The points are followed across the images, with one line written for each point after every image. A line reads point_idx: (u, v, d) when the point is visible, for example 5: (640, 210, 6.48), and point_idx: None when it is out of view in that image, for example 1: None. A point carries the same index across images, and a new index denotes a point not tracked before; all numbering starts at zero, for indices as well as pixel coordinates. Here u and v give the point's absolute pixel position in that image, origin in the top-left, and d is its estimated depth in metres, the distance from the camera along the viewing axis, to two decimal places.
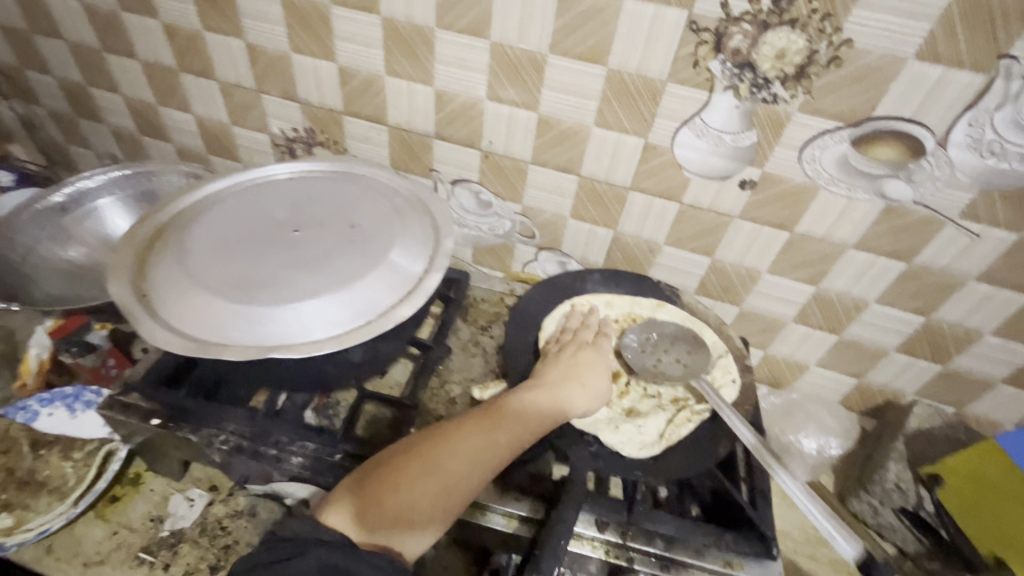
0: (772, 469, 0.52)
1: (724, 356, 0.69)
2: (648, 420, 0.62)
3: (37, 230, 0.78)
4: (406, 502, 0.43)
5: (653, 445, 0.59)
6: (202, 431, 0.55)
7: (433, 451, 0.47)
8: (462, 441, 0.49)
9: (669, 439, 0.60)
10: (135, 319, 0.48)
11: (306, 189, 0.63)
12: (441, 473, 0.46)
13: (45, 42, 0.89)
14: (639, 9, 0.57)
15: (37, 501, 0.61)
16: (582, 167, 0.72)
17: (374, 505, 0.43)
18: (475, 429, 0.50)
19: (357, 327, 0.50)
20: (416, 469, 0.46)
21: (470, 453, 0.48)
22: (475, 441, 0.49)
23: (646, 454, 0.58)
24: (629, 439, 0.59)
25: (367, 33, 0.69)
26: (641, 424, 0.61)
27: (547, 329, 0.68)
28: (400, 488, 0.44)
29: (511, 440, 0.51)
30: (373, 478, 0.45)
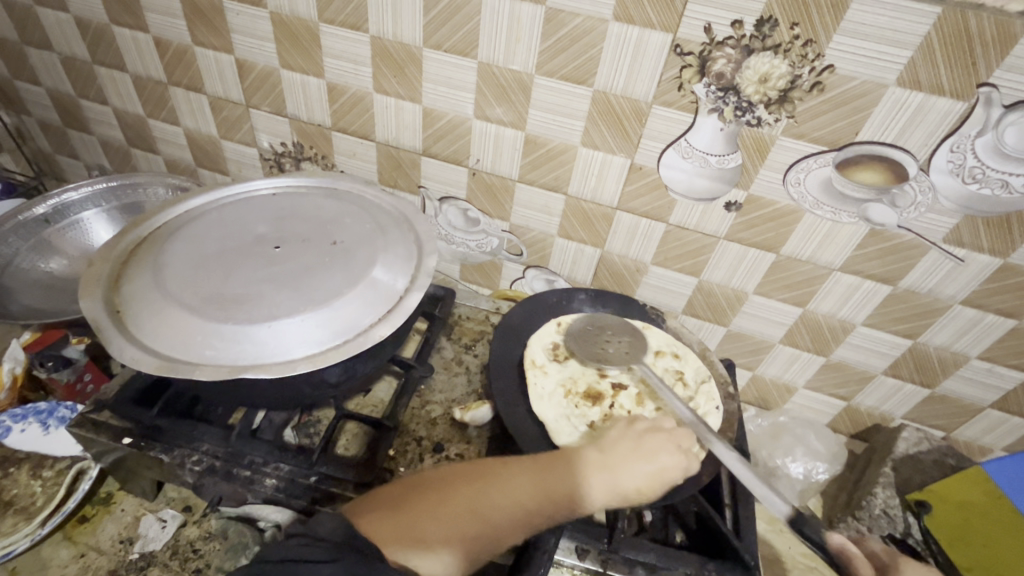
0: None
1: (706, 382, 0.67)
2: None
3: (18, 240, 0.78)
4: (437, 532, 0.43)
5: None
6: (175, 451, 0.54)
7: (484, 493, 0.46)
8: (516, 488, 0.47)
9: None
10: (106, 336, 0.47)
11: (290, 205, 0.62)
12: (482, 516, 0.45)
13: (35, 54, 0.89)
14: (623, 33, 0.57)
15: (2, 522, 0.59)
16: (569, 186, 0.72)
17: (406, 525, 0.42)
18: (531, 481, 0.48)
19: (334, 346, 0.49)
20: (456, 505, 0.45)
21: (519, 507, 0.46)
22: (528, 491, 0.47)
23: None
24: None
25: (355, 50, 0.69)
26: None
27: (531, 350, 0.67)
28: (436, 517, 0.44)
29: (568, 501, 0.47)
30: (414, 501, 0.45)
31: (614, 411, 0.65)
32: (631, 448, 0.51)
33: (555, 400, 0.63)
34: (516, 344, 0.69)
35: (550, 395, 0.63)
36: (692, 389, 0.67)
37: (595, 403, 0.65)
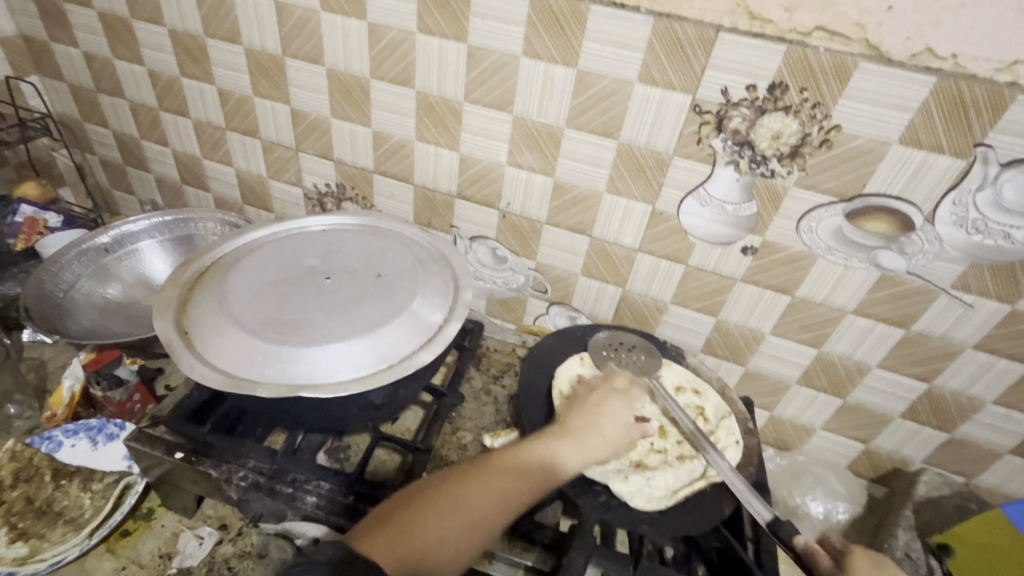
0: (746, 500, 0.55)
1: (726, 418, 0.70)
2: (657, 474, 0.63)
3: (82, 267, 0.84)
4: (433, 536, 0.45)
5: (661, 498, 0.59)
6: (223, 466, 0.57)
7: (466, 490, 0.49)
8: (489, 477, 0.51)
9: (679, 494, 0.60)
10: (175, 353, 0.52)
11: (337, 240, 0.68)
12: (469, 510, 0.48)
13: (108, 100, 0.99)
14: (647, 93, 0.63)
15: (52, 531, 0.62)
16: (594, 229, 0.77)
17: (404, 537, 0.45)
18: (501, 467, 0.52)
19: (379, 370, 0.53)
20: (442, 506, 0.48)
21: (497, 492, 0.50)
22: (504, 481, 0.50)
23: (654, 506, 0.58)
24: (638, 490, 0.59)
25: (401, 104, 0.77)
26: (650, 477, 0.62)
27: (558, 379, 0.70)
28: (428, 522, 0.46)
29: (541, 477, 0.52)
30: (402, 513, 0.47)
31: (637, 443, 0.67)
32: (581, 425, 0.58)
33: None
34: (542, 376, 0.72)
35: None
36: (712, 425, 0.69)
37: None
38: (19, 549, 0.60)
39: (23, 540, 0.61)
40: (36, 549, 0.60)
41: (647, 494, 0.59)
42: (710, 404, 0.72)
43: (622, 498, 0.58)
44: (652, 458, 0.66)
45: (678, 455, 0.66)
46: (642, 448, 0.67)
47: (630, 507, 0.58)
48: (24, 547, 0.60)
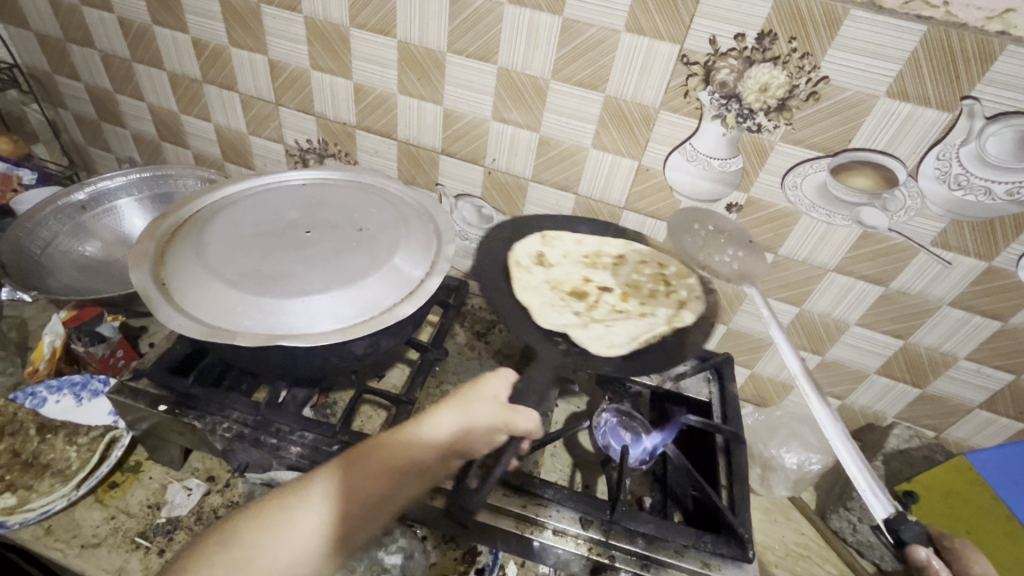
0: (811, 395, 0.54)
1: (686, 276, 0.77)
2: (616, 328, 0.71)
3: (58, 224, 0.82)
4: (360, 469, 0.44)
5: (619, 346, 0.68)
6: (207, 418, 0.58)
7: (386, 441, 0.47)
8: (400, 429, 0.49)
9: (637, 341, 0.69)
10: (152, 304, 0.51)
11: (318, 194, 0.67)
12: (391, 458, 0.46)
13: (78, 51, 0.95)
14: (635, 42, 0.62)
15: (39, 483, 0.63)
16: (579, 186, 0.77)
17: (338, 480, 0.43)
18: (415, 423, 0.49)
19: (360, 321, 0.53)
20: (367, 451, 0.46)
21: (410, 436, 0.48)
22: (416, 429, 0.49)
23: (613, 351, 0.67)
24: (595, 339, 0.68)
25: (383, 54, 0.74)
26: (608, 329, 0.71)
27: (517, 251, 0.77)
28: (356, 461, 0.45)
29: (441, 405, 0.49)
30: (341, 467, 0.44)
31: (598, 304, 0.75)
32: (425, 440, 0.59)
33: (542, 295, 0.73)
34: (502, 250, 0.78)
35: (535, 287, 0.74)
36: (673, 291, 0.76)
37: (579, 299, 0.75)
38: (8, 499, 0.61)
39: (11, 491, 0.62)
40: (24, 499, 0.61)
41: (606, 342, 0.68)
42: (671, 263, 0.78)
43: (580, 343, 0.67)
44: (611, 316, 0.73)
45: (638, 315, 0.73)
46: (603, 308, 0.75)
47: (589, 350, 0.67)
48: (11, 497, 0.61)
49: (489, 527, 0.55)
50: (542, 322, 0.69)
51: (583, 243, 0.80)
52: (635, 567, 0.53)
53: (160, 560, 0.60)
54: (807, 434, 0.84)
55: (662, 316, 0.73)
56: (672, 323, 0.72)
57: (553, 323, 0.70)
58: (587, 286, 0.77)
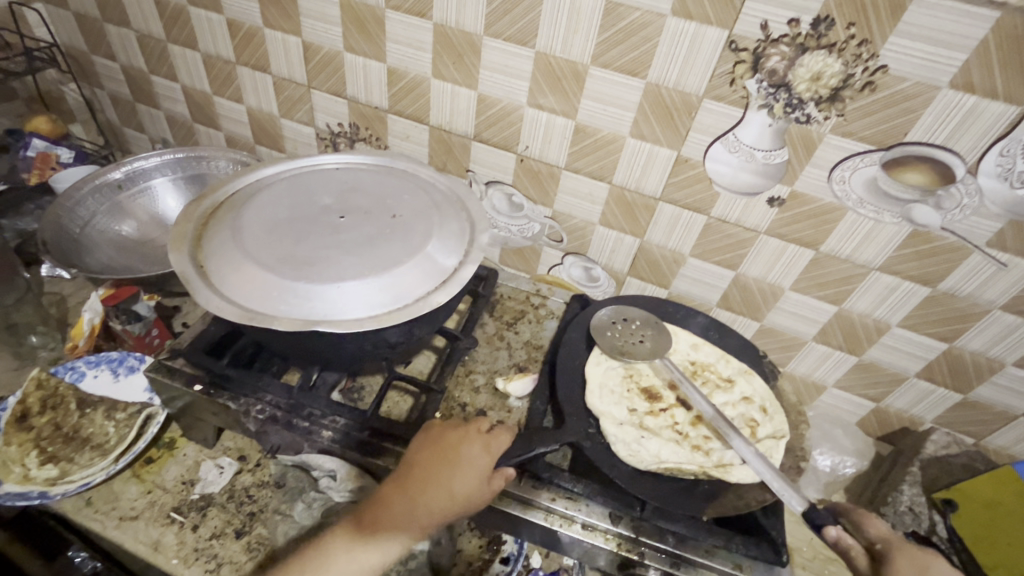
0: (728, 436, 0.55)
1: (776, 439, 0.58)
2: (655, 440, 0.56)
3: (96, 203, 0.84)
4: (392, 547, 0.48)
5: (644, 459, 0.54)
6: (240, 399, 0.58)
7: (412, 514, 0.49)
8: (423, 502, 0.49)
9: (666, 464, 0.54)
10: (192, 287, 0.51)
11: (351, 178, 0.66)
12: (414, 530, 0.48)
13: (115, 31, 0.95)
14: (681, 27, 0.59)
15: (80, 456, 0.65)
16: (614, 175, 0.75)
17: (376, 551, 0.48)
18: (433, 492, 0.49)
19: (394, 309, 0.53)
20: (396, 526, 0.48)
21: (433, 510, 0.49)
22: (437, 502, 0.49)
23: (634, 462, 0.54)
24: (623, 441, 0.55)
25: (418, 37, 0.73)
26: (646, 437, 0.56)
27: (608, 325, 0.68)
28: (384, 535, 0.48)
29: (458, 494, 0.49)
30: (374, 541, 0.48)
31: (663, 413, 0.60)
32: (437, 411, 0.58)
33: (614, 376, 0.62)
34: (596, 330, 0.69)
35: (610, 363, 0.63)
36: (760, 430, 0.59)
37: (649, 398, 0.61)
38: (51, 470, 0.63)
39: (53, 462, 0.64)
40: (66, 471, 0.63)
41: (630, 449, 0.55)
42: (771, 420, 0.60)
43: (606, 437, 0.56)
44: (670, 430, 0.58)
45: (695, 444, 0.57)
46: (664, 418, 0.60)
47: (611, 452, 0.55)
48: (53, 469, 0.63)
49: (513, 516, 0.54)
50: (589, 399, 0.59)
51: (693, 348, 0.67)
52: (665, 565, 0.52)
53: (193, 536, 0.61)
54: (839, 436, 0.85)
55: (711, 461, 0.56)
56: (716, 473, 0.54)
57: (599, 405, 0.58)
58: (667, 390, 0.63)
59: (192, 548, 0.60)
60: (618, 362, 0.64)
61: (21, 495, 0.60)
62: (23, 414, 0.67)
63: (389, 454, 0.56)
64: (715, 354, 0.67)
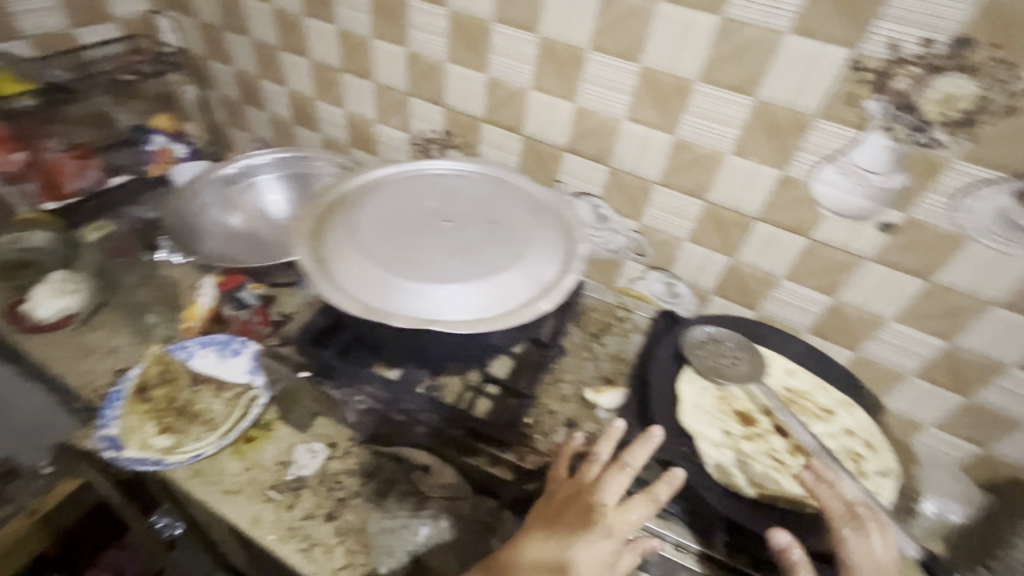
0: (833, 470, 0.53)
1: (885, 477, 0.55)
2: (753, 465, 0.55)
3: (211, 196, 0.91)
4: None
5: (743, 484, 0.53)
6: (343, 388, 0.61)
7: None
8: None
9: (767, 491, 0.53)
10: (316, 281, 0.54)
11: (453, 184, 0.69)
12: None
13: (234, 38, 1.03)
14: (801, 45, 0.59)
15: (191, 429, 0.70)
16: (710, 192, 0.74)
17: None
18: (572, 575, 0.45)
19: (501, 313, 0.54)
20: None
21: None
22: None
23: (732, 486, 0.53)
24: (721, 464, 0.55)
25: (523, 50, 0.75)
26: (744, 462, 0.56)
27: (699, 344, 0.66)
28: None
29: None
30: None
31: (760, 439, 0.59)
32: (564, 456, 0.55)
33: (707, 397, 0.61)
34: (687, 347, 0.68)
35: (703, 382, 0.62)
36: (867, 467, 0.56)
37: (744, 422, 0.60)
38: (166, 440, 0.69)
39: (168, 433, 0.69)
40: (179, 442, 0.69)
41: (727, 473, 0.54)
42: (878, 457, 0.57)
43: (703, 458, 0.55)
44: (768, 457, 0.57)
45: (796, 474, 0.55)
46: (760, 444, 0.58)
47: (708, 474, 0.54)
48: (168, 439, 0.69)
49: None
50: (683, 418, 0.58)
51: (790, 375, 0.66)
52: None
53: (289, 515, 0.65)
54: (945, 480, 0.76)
55: None
56: None
57: (693, 425, 0.58)
58: (762, 415, 0.61)
59: (288, 527, 0.64)
60: (711, 383, 0.63)
61: (141, 461, 0.66)
62: (142, 386, 0.74)
63: (481, 454, 0.57)
64: (812, 383, 0.65)
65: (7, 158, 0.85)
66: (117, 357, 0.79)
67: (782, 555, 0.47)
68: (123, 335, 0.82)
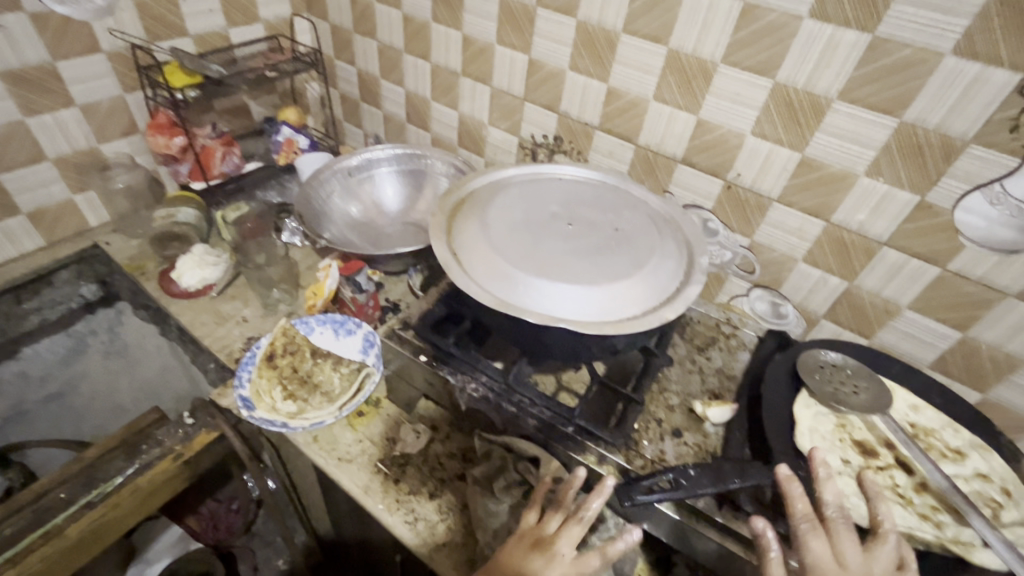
0: (967, 513, 0.50)
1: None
2: None
3: (335, 185, 0.98)
4: None
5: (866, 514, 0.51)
6: (458, 375, 0.65)
7: None
8: None
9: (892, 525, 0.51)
10: (453, 272, 0.58)
11: (574, 190, 0.71)
12: None
13: (361, 40, 1.10)
14: (961, 67, 0.56)
15: (312, 399, 0.76)
16: (835, 213, 0.72)
17: None
18: None
19: (626, 318, 0.56)
20: None
21: None
22: None
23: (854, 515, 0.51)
24: None
25: (648, 61, 0.76)
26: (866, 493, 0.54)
27: (817, 367, 0.65)
28: None
29: None
30: None
31: (880, 472, 0.57)
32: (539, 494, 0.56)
33: (826, 423, 0.60)
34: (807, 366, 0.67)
35: (820, 408, 0.61)
36: (1006, 518, 0.53)
37: (863, 453, 0.58)
38: (291, 405, 0.75)
39: (293, 399, 0.75)
40: (302, 409, 0.74)
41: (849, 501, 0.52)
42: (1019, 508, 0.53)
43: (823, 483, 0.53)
44: (890, 492, 0.55)
45: (923, 513, 0.53)
46: (880, 478, 0.56)
47: None
48: (293, 405, 0.75)
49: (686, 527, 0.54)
50: (800, 441, 0.57)
51: (914, 411, 0.63)
52: None
53: (395, 488, 0.69)
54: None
55: (945, 535, 0.51)
56: (955, 549, 0.49)
57: (811, 449, 0.56)
58: (883, 448, 0.59)
59: (395, 499, 0.68)
60: (829, 409, 0.61)
61: (270, 421, 0.71)
62: (271, 354, 0.80)
63: (590, 452, 0.59)
64: (941, 421, 0.62)
65: (170, 142, 0.97)
66: (248, 327, 0.87)
67: (760, 542, 0.46)
68: (253, 308, 0.90)
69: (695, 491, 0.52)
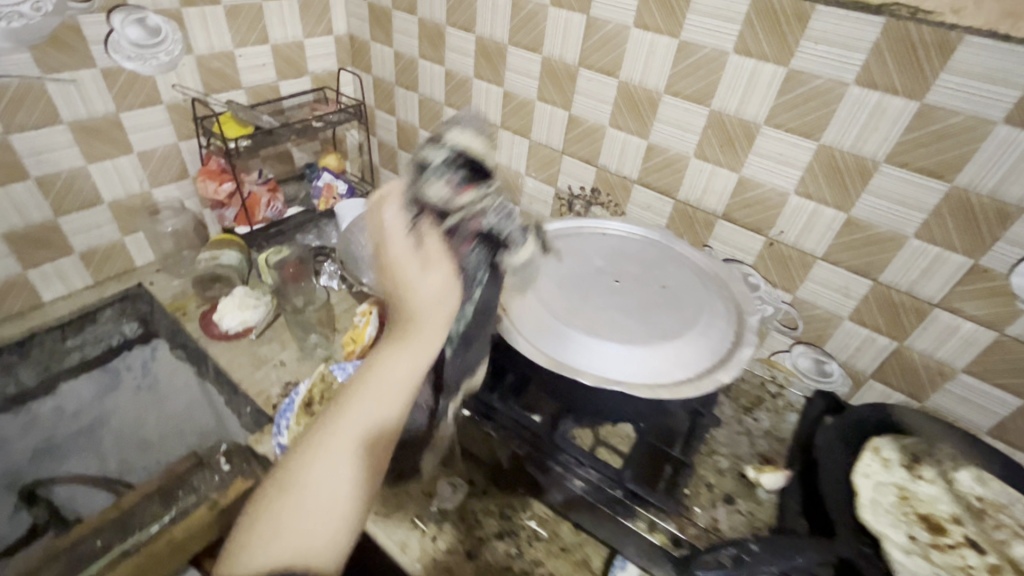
0: None
1: None
2: None
3: None
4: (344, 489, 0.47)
5: None
6: (500, 431, 0.63)
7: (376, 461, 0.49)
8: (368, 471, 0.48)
9: None
10: (504, 329, 0.58)
11: (617, 246, 0.72)
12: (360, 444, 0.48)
13: (402, 93, 1.14)
14: (1014, 136, 0.56)
15: None
16: (882, 273, 0.72)
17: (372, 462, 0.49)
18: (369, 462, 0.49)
19: (678, 379, 0.55)
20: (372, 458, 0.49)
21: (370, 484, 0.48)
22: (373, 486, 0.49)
23: None
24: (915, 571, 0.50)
25: (690, 120, 0.78)
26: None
27: (880, 438, 0.62)
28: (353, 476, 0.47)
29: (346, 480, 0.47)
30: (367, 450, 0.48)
31: (951, 553, 0.54)
32: None
33: (890, 495, 0.57)
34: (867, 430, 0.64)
35: (883, 479, 0.58)
36: None
37: (931, 530, 0.55)
38: None
39: None
40: None
41: None
42: None
43: (893, 563, 0.50)
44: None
45: None
46: (952, 559, 0.53)
47: None
48: None
49: None
50: (864, 514, 0.54)
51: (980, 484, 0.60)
52: None
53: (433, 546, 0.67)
54: None
55: None
56: None
57: (876, 524, 0.54)
58: (953, 525, 0.56)
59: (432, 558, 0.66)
60: (892, 481, 0.58)
61: None
62: (309, 400, 0.79)
63: (640, 518, 0.56)
64: None
65: (218, 188, 1.01)
66: (285, 371, 0.87)
67: None
68: (291, 351, 0.91)
69: (758, 569, 0.49)
